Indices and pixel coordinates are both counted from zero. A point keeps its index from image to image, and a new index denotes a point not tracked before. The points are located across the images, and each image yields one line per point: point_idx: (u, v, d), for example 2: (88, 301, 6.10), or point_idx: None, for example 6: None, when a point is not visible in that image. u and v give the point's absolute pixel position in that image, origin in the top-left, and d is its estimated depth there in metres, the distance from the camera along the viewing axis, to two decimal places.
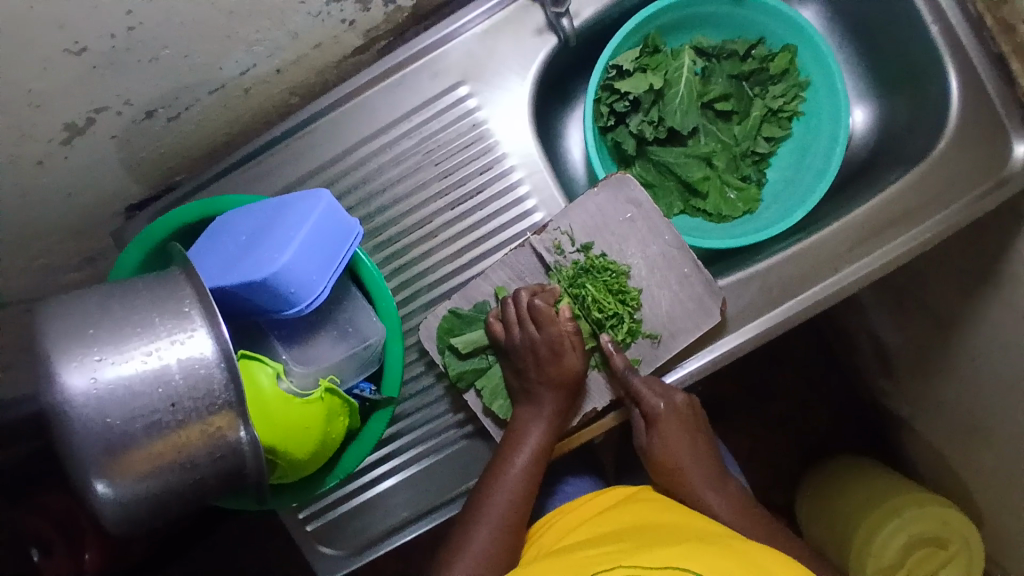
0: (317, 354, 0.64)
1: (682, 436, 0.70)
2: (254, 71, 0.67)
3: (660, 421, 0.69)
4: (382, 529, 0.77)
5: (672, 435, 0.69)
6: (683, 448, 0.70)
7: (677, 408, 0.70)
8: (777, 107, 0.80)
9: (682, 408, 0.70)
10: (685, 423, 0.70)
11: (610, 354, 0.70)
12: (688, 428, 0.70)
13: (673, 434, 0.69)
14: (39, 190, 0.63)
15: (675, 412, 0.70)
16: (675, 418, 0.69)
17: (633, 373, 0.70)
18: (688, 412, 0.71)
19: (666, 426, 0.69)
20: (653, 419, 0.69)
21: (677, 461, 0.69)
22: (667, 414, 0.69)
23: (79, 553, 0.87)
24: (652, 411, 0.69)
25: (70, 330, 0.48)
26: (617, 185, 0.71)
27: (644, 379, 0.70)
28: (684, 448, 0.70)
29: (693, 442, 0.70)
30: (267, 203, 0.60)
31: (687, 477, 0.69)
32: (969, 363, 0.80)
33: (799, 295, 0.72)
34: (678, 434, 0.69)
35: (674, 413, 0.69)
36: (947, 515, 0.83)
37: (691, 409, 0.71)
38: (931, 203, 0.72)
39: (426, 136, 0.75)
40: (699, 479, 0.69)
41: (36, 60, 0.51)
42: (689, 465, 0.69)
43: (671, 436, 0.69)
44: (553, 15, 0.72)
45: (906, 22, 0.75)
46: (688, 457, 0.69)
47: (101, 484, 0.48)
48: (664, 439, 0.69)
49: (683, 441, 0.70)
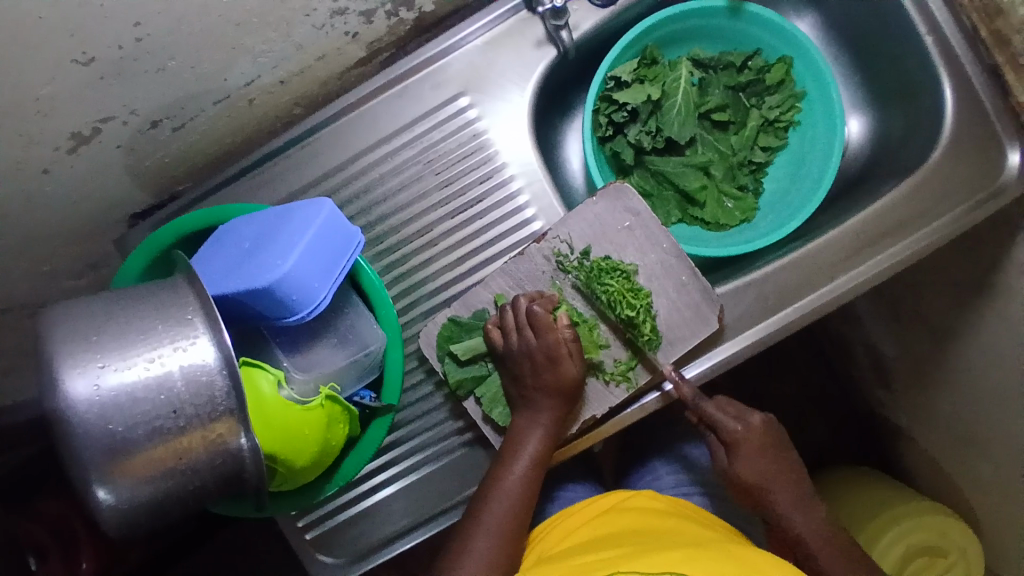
0: (318, 361, 0.64)
1: (766, 456, 0.70)
2: (258, 81, 0.68)
3: (740, 443, 0.70)
4: (381, 537, 0.78)
5: (754, 457, 0.70)
6: (767, 467, 0.70)
7: (755, 427, 0.71)
8: (772, 118, 0.81)
9: (760, 426, 0.71)
10: (768, 443, 0.71)
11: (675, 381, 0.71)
12: (770, 447, 0.71)
13: (755, 455, 0.70)
14: (43, 198, 0.63)
15: (754, 431, 0.71)
16: (756, 439, 0.70)
17: (701, 400, 0.71)
18: (768, 431, 0.71)
19: (747, 447, 0.70)
20: (733, 443, 0.70)
21: (763, 482, 0.69)
22: (746, 435, 0.70)
23: (76, 560, 0.86)
24: (730, 435, 0.70)
25: (74, 336, 0.49)
26: (616, 194, 0.72)
27: (715, 403, 0.72)
28: (770, 467, 0.70)
29: (779, 461, 0.70)
30: (270, 212, 0.61)
31: (775, 499, 0.70)
32: (966, 371, 0.81)
33: (796, 303, 0.73)
34: (760, 454, 0.70)
35: (753, 434, 0.70)
36: (944, 524, 0.84)
37: (768, 425, 0.72)
38: (926, 213, 0.72)
39: (427, 146, 0.76)
40: (786, 498, 0.69)
41: (44, 71, 0.52)
42: (776, 484, 0.70)
43: (753, 459, 0.70)
44: (553, 27, 0.73)
45: (901, 34, 0.76)
46: (777, 479, 0.70)
47: (102, 490, 0.49)
48: (747, 462, 0.70)
49: (768, 462, 0.70)
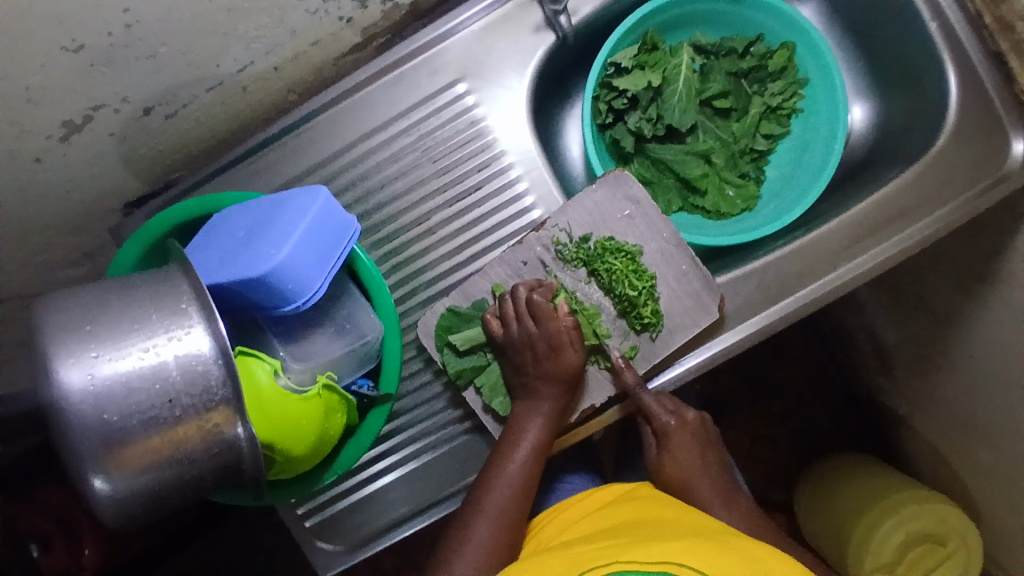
0: (316, 350, 0.64)
1: (693, 452, 0.71)
2: (252, 68, 0.67)
3: (670, 434, 0.71)
4: (381, 525, 0.78)
5: (678, 448, 0.71)
6: (694, 462, 0.70)
7: (688, 423, 0.72)
8: (775, 105, 0.80)
9: (693, 423, 0.73)
10: (697, 439, 0.72)
11: (620, 368, 0.71)
12: (699, 444, 0.72)
13: (683, 449, 0.71)
14: (37, 187, 0.63)
15: (686, 426, 0.72)
16: (685, 432, 0.71)
17: (643, 388, 0.72)
18: (700, 430, 0.73)
19: (677, 438, 0.71)
20: (664, 434, 0.71)
21: (687, 475, 0.70)
22: (678, 427, 0.71)
23: (78, 549, 0.88)
24: (661, 425, 0.71)
25: (68, 326, 0.49)
26: (616, 181, 0.71)
27: (655, 396, 0.73)
28: (694, 462, 0.70)
29: (703, 458, 0.71)
30: (264, 200, 0.60)
31: (699, 493, 0.69)
32: (968, 360, 0.80)
33: (796, 292, 0.72)
34: (686, 446, 0.71)
35: (684, 428, 0.72)
36: (944, 511, 0.83)
37: (701, 424, 0.73)
38: (929, 200, 0.72)
39: (425, 133, 0.75)
40: (708, 489, 0.69)
41: (34, 58, 0.51)
42: (700, 480, 0.69)
43: (680, 448, 0.71)
44: (551, 12, 0.72)
45: (903, 19, 0.75)
46: (700, 473, 0.70)
47: (98, 479, 0.48)
48: (673, 452, 0.71)
49: (694, 457, 0.71)
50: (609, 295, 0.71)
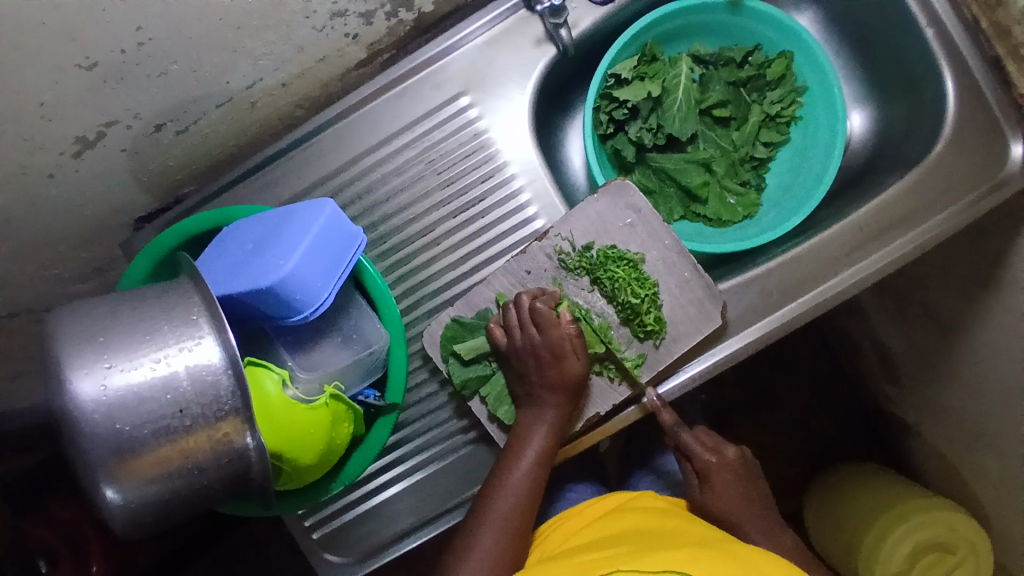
0: (323, 361, 0.64)
1: (737, 488, 0.70)
2: (260, 83, 0.68)
3: (712, 471, 0.71)
4: (387, 536, 0.78)
5: (722, 487, 0.70)
6: (740, 500, 0.69)
7: (731, 462, 0.72)
8: (774, 113, 0.81)
9: (734, 460, 0.72)
10: (743, 476, 0.71)
11: (657, 408, 0.73)
12: (742, 480, 0.71)
13: (727, 486, 0.70)
14: (49, 202, 0.64)
15: (727, 464, 0.71)
16: (727, 470, 0.71)
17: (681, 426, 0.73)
18: (745, 467, 0.72)
19: (720, 478, 0.70)
20: (706, 472, 0.71)
21: (733, 511, 0.69)
22: (719, 464, 0.71)
23: (85, 565, 0.87)
24: (702, 463, 0.71)
25: (81, 337, 0.49)
26: (617, 191, 0.72)
27: (694, 433, 0.74)
28: (740, 500, 0.69)
29: (749, 495, 0.70)
30: (272, 213, 0.61)
31: (748, 529, 0.68)
32: (973, 364, 0.81)
33: (798, 299, 0.73)
34: (729, 485, 0.70)
35: (725, 465, 0.71)
36: (953, 519, 0.83)
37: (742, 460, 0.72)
38: (930, 205, 0.72)
39: (429, 145, 0.76)
40: (756, 527, 0.68)
41: (49, 76, 0.52)
42: (748, 517, 0.69)
43: (724, 487, 0.70)
44: (552, 25, 0.74)
45: (900, 27, 0.76)
46: (749, 511, 0.69)
47: (109, 489, 0.49)
48: (716, 490, 0.70)
49: (739, 493, 0.70)
50: (611, 303, 0.72)
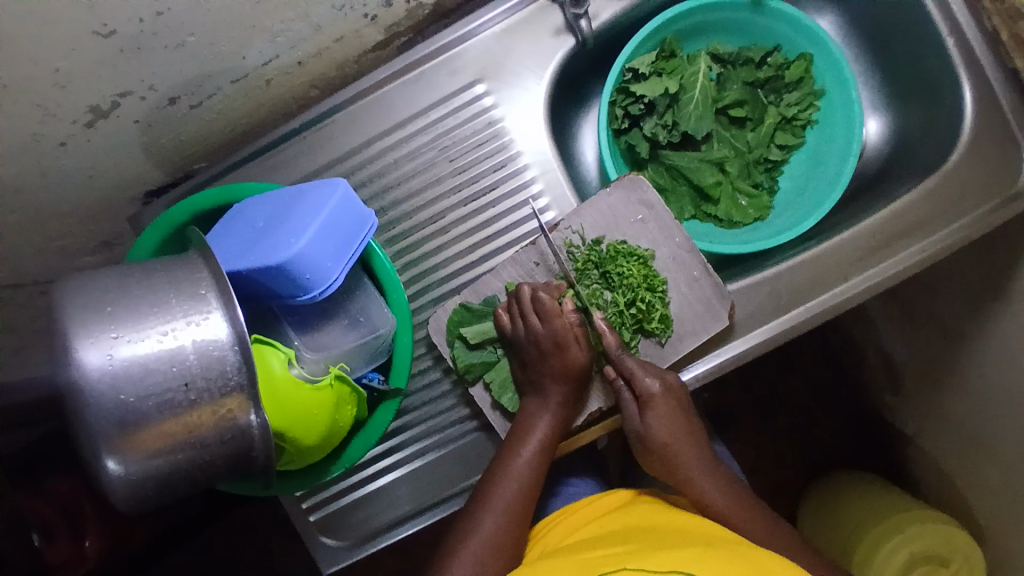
0: (328, 342, 0.64)
1: (678, 417, 0.68)
2: (276, 61, 0.68)
3: (654, 399, 0.67)
4: (385, 521, 0.78)
5: (665, 421, 0.67)
6: (680, 431, 0.68)
7: (671, 386, 0.69)
8: (790, 115, 0.81)
9: (676, 387, 0.69)
10: (681, 404, 0.69)
11: (603, 332, 0.69)
12: (683, 408, 0.69)
13: (669, 416, 0.67)
14: (60, 172, 0.64)
15: (670, 391, 0.69)
16: (670, 397, 0.68)
17: (625, 352, 0.70)
18: (682, 394, 0.69)
19: (662, 405, 0.67)
20: (647, 400, 0.68)
21: (674, 441, 0.67)
22: (662, 391, 0.68)
23: (80, 540, 0.88)
24: (646, 391, 0.68)
25: (88, 305, 0.49)
26: (630, 185, 0.72)
27: (636, 359, 0.70)
28: (681, 432, 0.68)
29: (689, 425, 0.69)
30: (283, 192, 0.61)
31: (687, 464, 0.67)
32: (979, 376, 0.80)
33: (807, 302, 0.72)
34: (673, 411, 0.68)
35: (668, 392, 0.68)
36: (950, 533, 0.82)
37: (682, 389, 0.70)
38: (943, 215, 0.72)
39: (443, 132, 0.76)
40: (696, 462, 0.67)
41: (65, 42, 0.52)
42: (688, 451, 0.68)
43: (667, 417, 0.67)
44: (572, 16, 0.73)
45: (920, 35, 0.76)
46: (688, 444, 0.68)
47: (111, 461, 0.49)
48: (659, 419, 0.67)
49: (678, 423, 0.68)
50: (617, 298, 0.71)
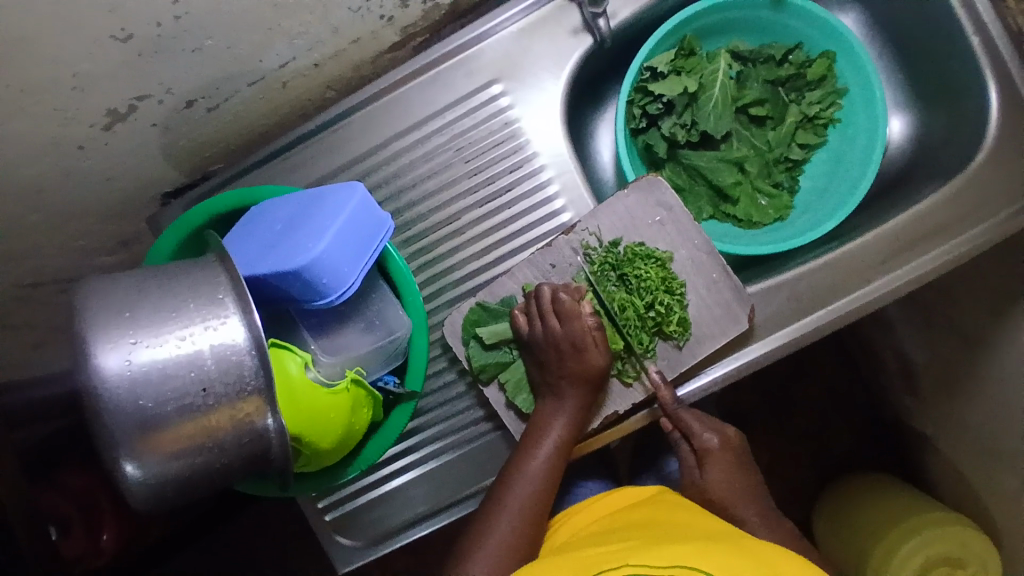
0: (345, 345, 0.64)
1: (737, 472, 0.68)
2: (293, 63, 0.68)
3: (713, 452, 0.69)
4: (400, 522, 0.78)
5: (721, 472, 0.68)
6: (739, 481, 0.68)
7: (728, 441, 0.70)
8: (812, 114, 0.79)
9: (733, 441, 0.70)
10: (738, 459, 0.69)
11: (656, 383, 0.71)
12: (739, 462, 0.69)
13: (726, 467, 0.68)
14: (79, 174, 0.64)
15: (728, 446, 0.70)
16: (728, 452, 0.69)
17: (680, 406, 0.71)
18: (740, 449, 0.70)
19: (720, 458, 0.68)
20: (705, 453, 0.69)
21: (731, 495, 0.67)
22: (719, 445, 0.69)
23: (96, 535, 0.90)
24: (703, 443, 0.69)
25: (107, 310, 0.50)
26: (648, 187, 0.71)
27: (694, 413, 0.71)
28: (738, 483, 0.68)
29: (748, 479, 0.69)
30: (303, 194, 0.61)
31: (741, 515, 0.66)
32: (1002, 380, 0.79)
33: (828, 305, 0.71)
34: (731, 465, 0.69)
35: (726, 447, 0.69)
36: (965, 535, 0.81)
37: (740, 443, 0.71)
38: (967, 217, 0.70)
39: (458, 133, 0.75)
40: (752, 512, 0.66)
41: (83, 47, 0.52)
42: (744, 503, 0.67)
43: (725, 470, 0.68)
44: (590, 15, 0.72)
45: (946, 33, 0.74)
46: (744, 497, 0.67)
47: (130, 464, 0.49)
48: (716, 472, 0.68)
49: (736, 476, 0.68)
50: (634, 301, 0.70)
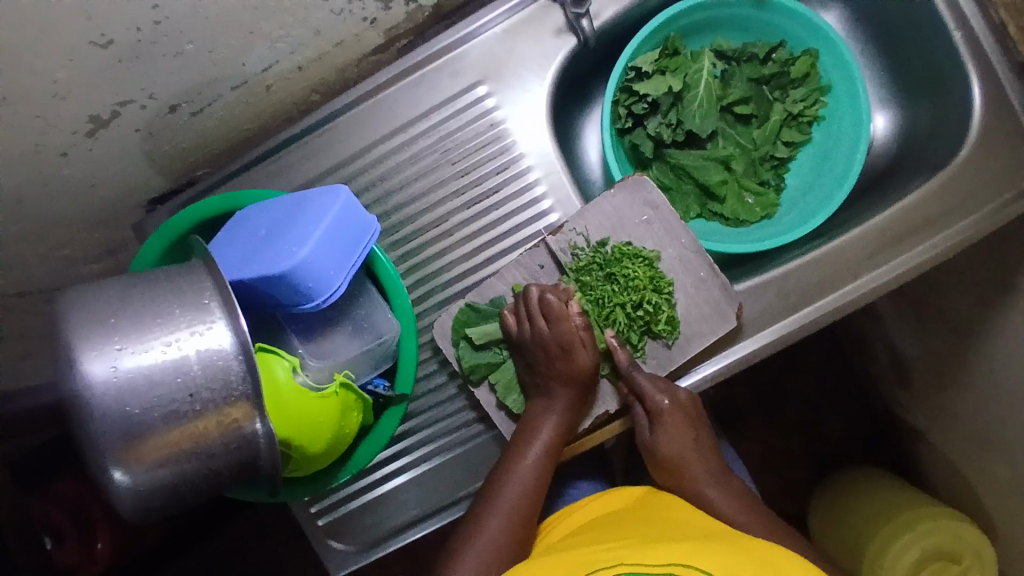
0: (333, 349, 0.64)
1: (687, 432, 0.68)
2: (276, 67, 0.68)
3: (664, 415, 0.68)
4: (393, 525, 0.78)
5: (673, 435, 0.68)
6: (688, 446, 0.68)
7: (681, 402, 0.69)
8: (797, 112, 0.80)
9: (685, 402, 0.69)
10: (690, 418, 0.69)
11: (613, 348, 0.70)
12: (692, 423, 0.69)
13: (678, 431, 0.68)
14: (62, 181, 0.64)
15: (679, 406, 0.69)
16: (679, 413, 0.68)
17: (638, 370, 0.70)
18: (692, 408, 0.70)
19: (671, 421, 0.68)
20: (656, 414, 0.68)
21: (682, 456, 0.68)
22: (670, 407, 0.68)
23: (90, 543, 0.90)
24: (655, 406, 0.68)
25: (92, 318, 0.49)
26: (634, 187, 0.71)
27: (648, 374, 0.70)
28: (689, 446, 0.68)
29: (699, 439, 0.69)
30: (287, 199, 0.60)
31: (694, 476, 0.67)
32: (990, 371, 0.79)
33: (815, 301, 0.72)
34: (682, 427, 0.68)
35: (677, 407, 0.68)
36: (959, 528, 0.81)
37: (693, 404, 0.70)
38: (952, 211, 0.71)
39: (445, 134, 0.75)
40: (703, 474, 0.67)
41: (63, 53, 0.51)
42: (697, 464, 0.68)
43: (676, 431, 0.68)
44: (573, 16, 0.73)
45: (927, 29, 0.74)
46: (696, 457, 0.68)
47: (118, 472, 0.49)
48: (669, 435, 0.68)
49: (688, 436, 0.69)
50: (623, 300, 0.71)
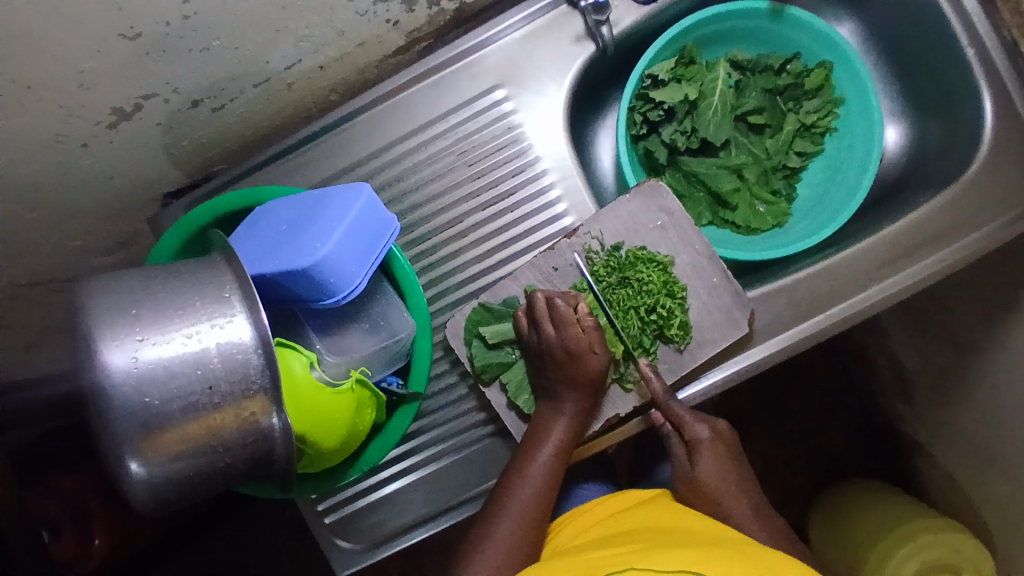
0: (349, 346, 0.63)
1: (727, 463, 0.68)
2: (299, 65, 0.68)
3: (704, 443, 0.68)
4: (399, 525, 0.78)
5: (712, 462, 0.67)
6: (731, 473, 0.67)
7: (721, 436, 0.70)
8: (809, 123, 0.81)
9: (726, 435, 0.70)
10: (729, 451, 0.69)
11: (647, 376, 0.70)
12: (730, 455, 0.69)
13: (718, 459, 0.68)
14: (81, 172, 0.64)
15: (719, 439, 0.69)
16: (719, 444, 0.68)
17: (673, 400, 0.70)
18: (730, 443, 0.70)
19: (711, 450, 0.68)
20: (696, 442, 0.68)
21: (720, 484, 0.66)
22: (711, 437, 0.68)
23: (88, 539, 0.88)
24: (694, 435, 0.68)
25: (113, 308, 0.49)
26: (650, 192, 0.72)
27: (686, 406, 0.71)
28: (729, 474, 0.67)
29: (737, 470, 0.68)
30: (308, 195, 0.61)
31: (732, 505, 0.65)
32: (995, 386, 0.80)
33: (825, 311, 0.72)
34: (720, 456, 0.68)
35: (717, 439, 0.69)
36: (960, 543, 0.81)
37: (732, 438, 0.71)
38: (962, 225, 0.71)
39: (462, 136, 0.76)
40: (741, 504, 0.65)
41: (91, 45, 0.52)
42: (733, 493, 0.66)
43: (716, 461, 0.67)
44: (593, 23, 0.73)
45: (941, 46, 0.75)
46: (734, 487, 0.67)
47: (133, 463, 0.49)
48: (708, 464, 0.67)
49: (727, 466, 0.68)
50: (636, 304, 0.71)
